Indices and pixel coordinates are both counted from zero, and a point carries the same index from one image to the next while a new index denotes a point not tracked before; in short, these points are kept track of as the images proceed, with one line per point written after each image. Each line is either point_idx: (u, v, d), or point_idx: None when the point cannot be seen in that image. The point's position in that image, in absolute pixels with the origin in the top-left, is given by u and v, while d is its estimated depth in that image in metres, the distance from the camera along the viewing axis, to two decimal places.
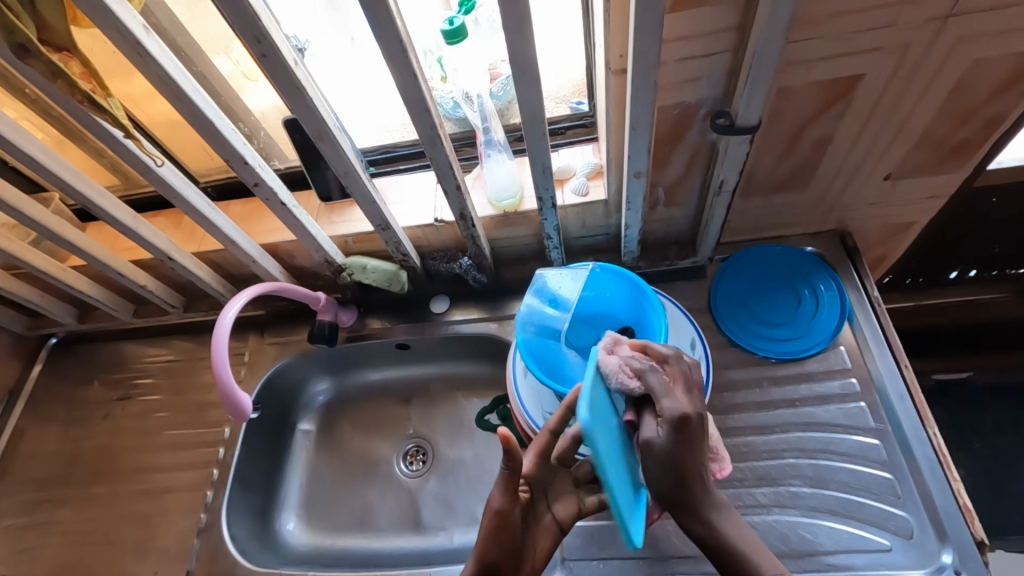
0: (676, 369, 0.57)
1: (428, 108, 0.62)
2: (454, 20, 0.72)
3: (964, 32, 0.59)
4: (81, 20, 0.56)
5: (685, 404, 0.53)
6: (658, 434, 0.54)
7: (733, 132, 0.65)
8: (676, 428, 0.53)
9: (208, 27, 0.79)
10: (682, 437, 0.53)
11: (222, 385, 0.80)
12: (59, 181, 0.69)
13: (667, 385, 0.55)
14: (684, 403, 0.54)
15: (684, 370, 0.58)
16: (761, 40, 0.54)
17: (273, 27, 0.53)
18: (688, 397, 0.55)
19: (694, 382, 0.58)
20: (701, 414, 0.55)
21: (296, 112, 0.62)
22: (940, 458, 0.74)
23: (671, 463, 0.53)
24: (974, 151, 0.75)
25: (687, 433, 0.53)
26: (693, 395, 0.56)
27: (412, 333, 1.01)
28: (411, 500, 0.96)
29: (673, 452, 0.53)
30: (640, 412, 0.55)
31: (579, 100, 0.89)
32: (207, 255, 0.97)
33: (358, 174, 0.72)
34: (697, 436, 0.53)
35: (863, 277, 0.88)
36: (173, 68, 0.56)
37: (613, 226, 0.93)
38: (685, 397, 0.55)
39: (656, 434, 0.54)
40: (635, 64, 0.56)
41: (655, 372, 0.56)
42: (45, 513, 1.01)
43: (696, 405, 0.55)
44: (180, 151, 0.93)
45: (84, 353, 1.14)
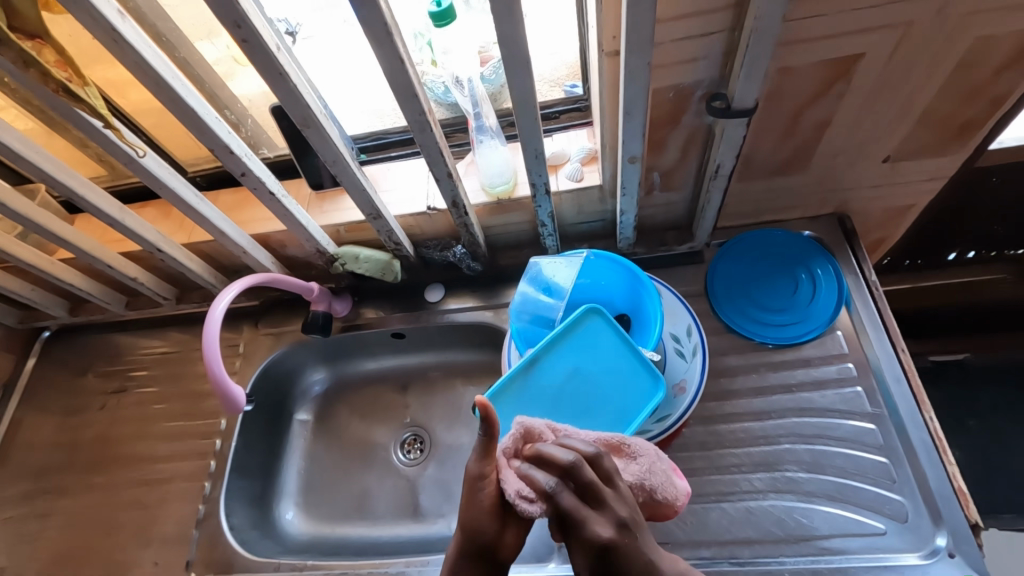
0: (582, 480, 0.46)
1: (416, 93, 0.61)
2: (443, 2, 0.70)
3: (967, 8, 0.57)
4: (54, 6, 0.54)
5: (604, 528, 0.45)
6: (582, 565, 0.46)
7: (729, 116, 0.64)
8: (598, 559, 0.45)
9: (190, 12, 0.76)
10: (608, 565, 0.45)
11: (215, 378, 0.79)
12: (41, 174, 0.68)
13: (578, 506, 0.46)
14: (602, 529, 0.45)
15: (590, 477, 0.46)
16: (758, 19, 0.52)
17: (253, 11, 0.51)
18: (604, 514, 0.46)
19: (612, 473, 0.48)
20: (625, 524, 0.46)
21: (281, 99, 0.60)
22: (936, 441, 0.74)
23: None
24: (976, 131, 0.73)
25: (611, 559, 0.45)
26: (609, 501, 0.46)
27: (407, 322, 1.01)
28: (409, 489, 0.96)
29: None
30: (565, 503, 0.46)
31: (573, 82, 0.87)
32: (198, 246, 0.95)
33: (347, 162, 0.70)
34: (628, 549, 0.45)
35: (861, 261, 0.87)
36: (152, 55, 0.54)
37: (609, 212, 0.92)
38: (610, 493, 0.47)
39: (582, 566, 0.46)
40: (629, 45, 0.54)
41: (562, 495, 0.46)
42: (43, 504, 1.01)
43: (615, 513, 0.46)
44: (166, 141, 0.91)
45: (78, 345, 1.13)
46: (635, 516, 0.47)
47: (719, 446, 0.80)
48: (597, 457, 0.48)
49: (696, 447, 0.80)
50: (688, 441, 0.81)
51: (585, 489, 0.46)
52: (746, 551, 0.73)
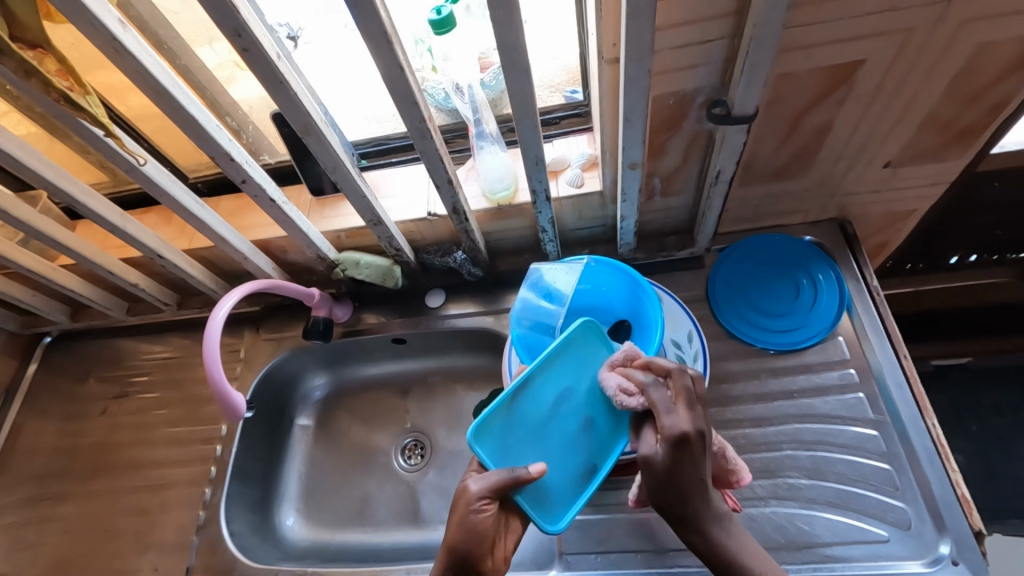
0: (678, 384, 0.57)
1: (416, 100, 0.61)
2: (442, 9, 0.70)
3: (967, 15, 0.57)
4: (55, 15, 0.54)
5: (685, 422, 0.54)
6: (657, 450, 0.55)
7: (730, 122, 0.64)
8: (674, 446, 0.53)
9: (191, 19, 0.76)
10: (681, 457, 0.54)
11: (215, 385, 0.79)
12: (42, 181, 0.68)
13: (667, 400, 0.56)
14: (683, 421, 0.54)
15: (687, 385, 0.57)
16: (758, 26, 0.52)
17: (253, 20, 0.51)
18: (690, 414, 0.55)
19: (702, 396, 0.58)
20: (702, 432, 0.54)
21: (282, 107, 0.61)
22: (939, 448, 0.74)
23: (672, 482, 0.55)
24: (977, 136, 0.73)
25: (683, 454, 0.54)
26: (698, 411, 0.55)
27: (407, 327, 1.01)
28: (409, 494, 0.96)
29: (672, 471, 0.54)
30: (657, 395, 0.57)
31: (573, 88, 0.87)
32: (198, 252, 0.96)
33: (347, 169, 0.70)
34: (697, 453, 0.54)
35: (863, 266, 0.87)
36: (152, 63, 0.55)
37: (609, 218, 0.92)
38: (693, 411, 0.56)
39: (657, 451, 0.55)
40: (629, 52, 0.54)
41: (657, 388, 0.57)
42: (44, 509, 1.01)
43: (698, 420, 0.55)
44: (167, 147, 0.92)
45: (79, 351, 1.13)
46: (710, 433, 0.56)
47: None
48: (695, 375, 0.59)
49: None
50: None
51: (677, 395, 0.57)
52: None
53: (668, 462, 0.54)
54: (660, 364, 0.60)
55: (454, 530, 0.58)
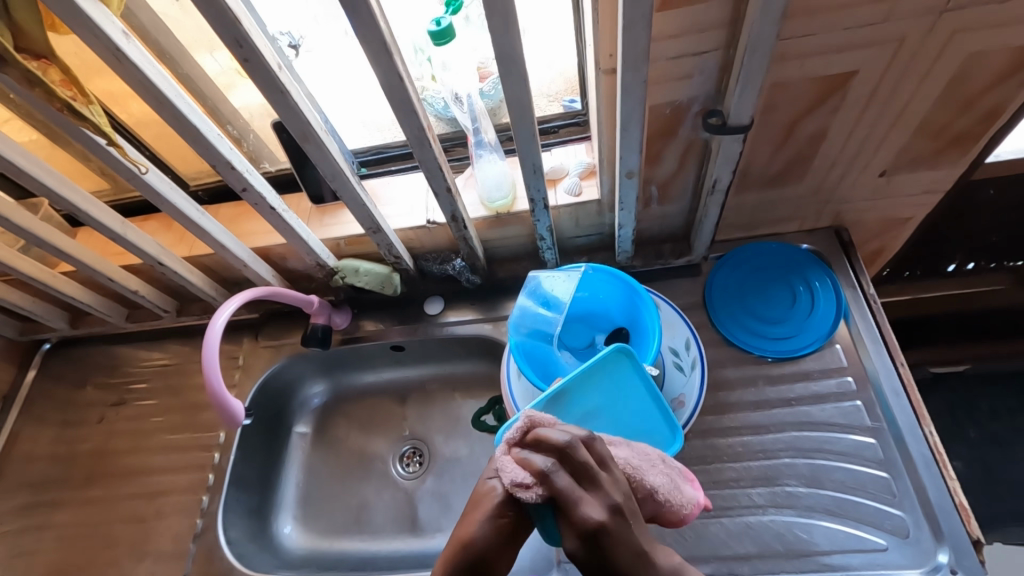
0: (577, 459, 0.48)
1: (415, 108, 0.62)
2: (442, 21, 0.71)
3: (958, 26, 0.58)
4: (59, 26, 0.55)
5: (597, 507, 0.46)
6: (575, 546, 0.46)
7: (725, 131, 0.65)
8: (588, 537, 0.46)
9: (194, 28, 0.77)
10: (600, 547, 0.45)
11: (214, 392, 0.79)
12: (43, 188, 0.68)
13: (572, 485, 0.47)
14: (595, 505, 0.46)
15: (586, 458, 0.48)
16: (752, 37, 0.53)
17: (255, 31, 0.52)
18: (597, 493, 0.47)
19: (607, 458, 0.50)
20: (616, 507, 0.47)
21: (283, 116, 0.61)
22: (936, 456, 0.74)
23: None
24: (970, 145, 0.74)
25: (603, 542, 0.45)
26: (603, 483, 0.47)
27: (406, 334, 1.01)
28: (407, 502, 0.96)
29: (599, 564, 0.45)
30: (559, 481, 0.47)
31: (571, 98, 0.88)
32: (198, 258, 0.96)
33: (346, 177, 0.71)
34: (620, 533, 0.46)
35: (859, 274, 0.88)
36: (155, 73, 0.55)
37: (607, 226, 0.92)
38: (603, 485, 0.47)
39: (574, 546, 0.46)
40: (625, 62, 0.55)
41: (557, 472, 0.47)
42: (41, 517, 1.01)
43: (608, 495, 0.47)
44: (169, 155, 0.92)
45: (78, 357, 1.13)
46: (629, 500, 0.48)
47: (719, 460, 0.80)
48: (592, 438, 0.50)
49: (695, 461, 0.80)
50: (686, 454, 0.80)
51: (580, 470, 0.48)
52: (746, 567, 0.72)
53: (590, 555, 0.45)
54: (550, 436, 0.50)
55: (472, 527, 0.49)
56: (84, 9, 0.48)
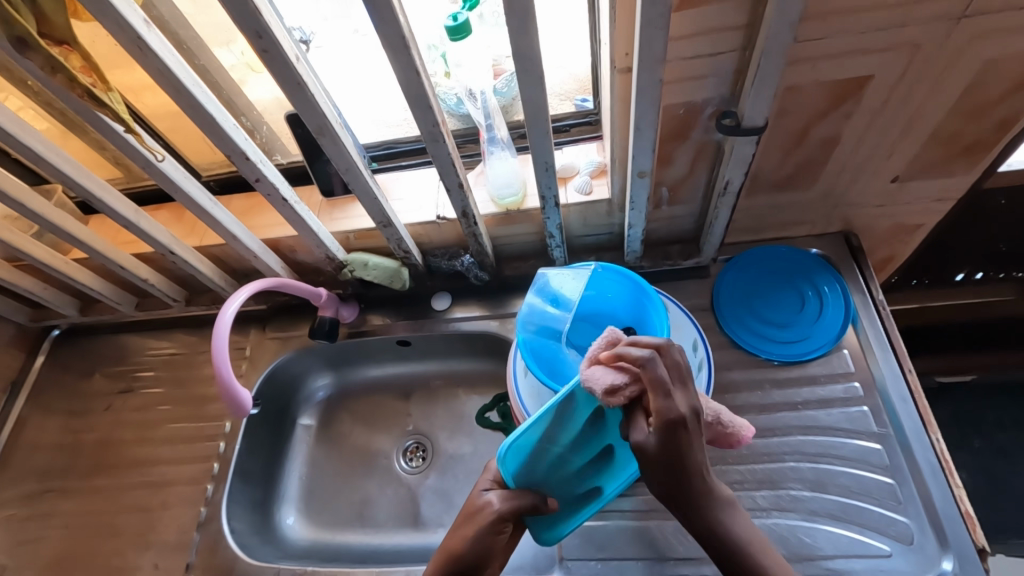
0: (669, 361, 0.51)
1: (429, 103, 0.62)
2: (458, 16, 0.72)
3: (976, 33, 0.58)
4: (81, 13, 0.55)
5: (682, 404, 0.49)
6: (648, 439, 0.50)
7: (738, 133, 0.64)
8: (666, 429, 0.49)
9: (209, 19, 0.78)
10: (676, 440, 0.49)
11: (223, 380, 0.80)
12: (60, 176, 0.69)
13: (663, 379, 0.50)
14: (680, 402, 0.50)
15: (680, 361, 0.51)
16: (768, 39, 0.53)
17: (274, 22, 0.53)
18: (683, 394, 0.50)
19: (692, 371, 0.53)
20: (695, 411, 0.50)
21: (299, 108, 0.62)
22: (942, 463, 0.74)
23: (668, 469, 0.50)
24: (984, 153, 0.74)
25: (684, 434, 0.49)
26: (690, 387, 0.51)
27: (412, 330, 1.01)
28: (409, 496, 0.96)
29: (668, 458, 0.50)
30: (658, 372, 0.50)
31: (583, 96, 0.88)
32: (208, 249, 0.97)
33: (359, 170, 0.71)
34: (694, 434, 0.50)
35: (868, 279, 0.88)
36: (174, 62, 0.56)
37: (616, 225, 0.92)
38: (688, 391, 0.51)
39: (647, 437, 0.50)
40: (641, 61, 0.55)
41: (655, 364, 0.50)
42: (46, 503, 1.01)
43: (691, 399, 0.51)
44: (183, 146, 0.93)
45: (87, 345, 1.14)
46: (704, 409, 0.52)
47: (723, 462, 0.79)
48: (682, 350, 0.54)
49: None
50: None
51: (671, 372, 0.51)
52: None
53: (661, 448, 0.50)
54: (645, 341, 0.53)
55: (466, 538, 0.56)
56: None
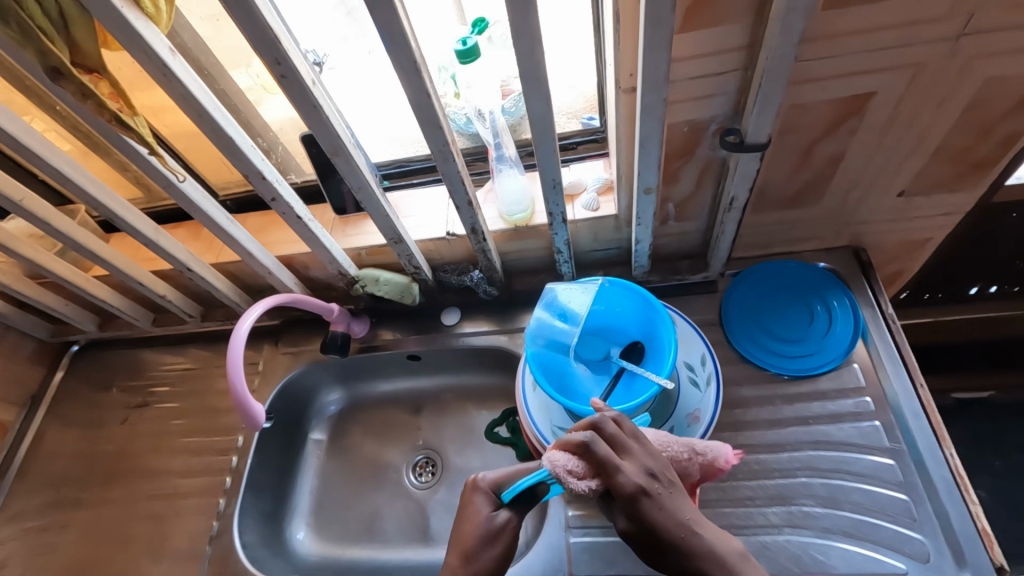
0: (607, 433, 0.54)
1: (440, 124, 0.64)
2: (468, 40, 0.74)
3: (977, 50, 0.58)
4: (111, 43, 0.58)
5: (634, 473, 0.51)
6: (625, 522, 0.51)
7: (743, 150, 0.66)
8: (631, 503, 0.50)
9: (227, 43, 0.80)
10: (648, 506, 0.50)
11: (237, 395, 0.81)
12: (85, 196, 0.72)
13: (607, 456, 0.52)
14: (632, 471, 0.51)
15: (615, 431, 0.54)
16: (770, 59, 0.55)
17: (291, 48, 0.55)
18: (633, 462, 0.52)
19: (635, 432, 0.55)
20: (653, 473, 0.52)
21: (314, 130, 0.64)
22: (958, 480, 0.73)
23: (653, 546, 0.50)
24: (990, 168, 0.74)
25: (650, 502, 0.50)
26: (635, 452, 0.53)
27: (422, 345, 1.02)
28: (419, 511, 0.96)
29: (645, 530, 0.50)
30: (601, 450, 0.52)
31: (590, 115, 0.90)
32: (224, 266, 0.99)
33: (372, 189, 0.73)
34: (661, 496, 0.51)
35: (877, 294, 0.87)
36: (197, 89, 0.59)
37: (624, 241, 0.93)
38: (636, 459, 0.53)
39: (623, 521, 0.51)
40: (645, 82, 0.56)
41: (592, 444, 0.52)
42: (62, 515, 1.03)
43: (642, 463, 0.53)
44: (201, 166, 0.96)
45: (104, 360, 1.17)
46: (664, 468, 0.54)
47: (734, 478, 0.79)
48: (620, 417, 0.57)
49: (710, 478, 0.79)
50: None
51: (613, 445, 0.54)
52: None
53: (636, 523, 0.50)
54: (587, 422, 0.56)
55: None
56: (135, 26, 0.51)
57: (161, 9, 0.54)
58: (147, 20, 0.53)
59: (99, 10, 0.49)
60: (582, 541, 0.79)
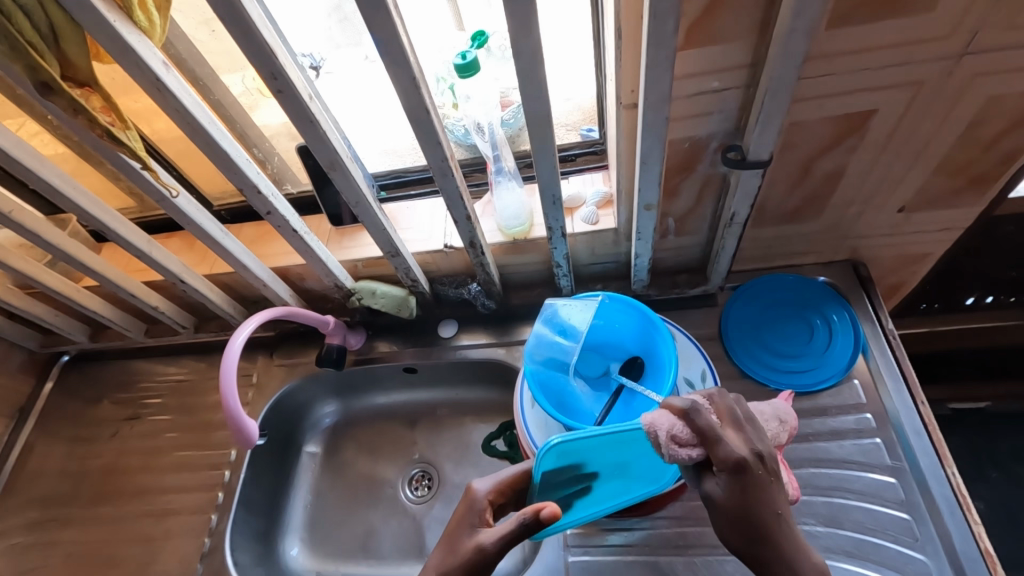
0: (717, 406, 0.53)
1: (439, 139, 0.63)
2: (467, 55, 0.74)
3: (977, 70, 0.58)
4: (103, 56, 0.57)
5: (741, 446, 0.50)
6: (718, 490, 0.50)
7: (744, 167, 0.65)
8: (733, 475, 0.49)
9: (222, 49, 0.79)
10: (753, 481, 0.49)
11: (230, 412, 0.80)
12: (75, 208, 0.71)
13: (713, 426, 0.50)
14: (738, 445, 0.50)
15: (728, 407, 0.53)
16: (772, 78, 0.54)
17: (287, 63, 0.54)
18: (740, 437, 0.51)
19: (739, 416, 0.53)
20: (758, 453, 0.50)
21: (311, 145, 0.63)
22: (960, 499, 0.72)
23: (740, 521, 0.49)
24: (989, 185, 0.74)
25: (744, 479, 0.49)
26: (746, 430, 0.51)
27: (418, 357, 1.01)
28: (414, 526, 0.95)
29: (738, 507, 0.49)
30: (704, 421, 0.50)
31: (589, 127, 0.89)
32: (218, 277, 0.98)
33: (369, 204, 0.73)
34: (762, 478, 0.49)
35: (878, 309, 0.87)
36: (191, 102, 0.58)
37: (623, 254, 0.93)
38: (738, 438, 0.51)
39: (715, 489, 0.50)
40: (646, 100, 0.56)
41: (701, 413, 0.50)
42: (52, 530, 1.01)
43: (750, 444, 0.51)
44: (195, 177, 0.95)
45: (95, 372, 1.15)
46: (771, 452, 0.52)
47: None
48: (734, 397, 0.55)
49: None
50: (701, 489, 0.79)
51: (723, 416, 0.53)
52: None
53: (730, 498, 0.49)
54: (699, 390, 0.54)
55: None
56: (128, 41, 0.50)
57: (155, 23, 0.53)
58: (139, 35, 0.52)
59: (90, 23, 0.48)
60: (583, 561, 0.77)
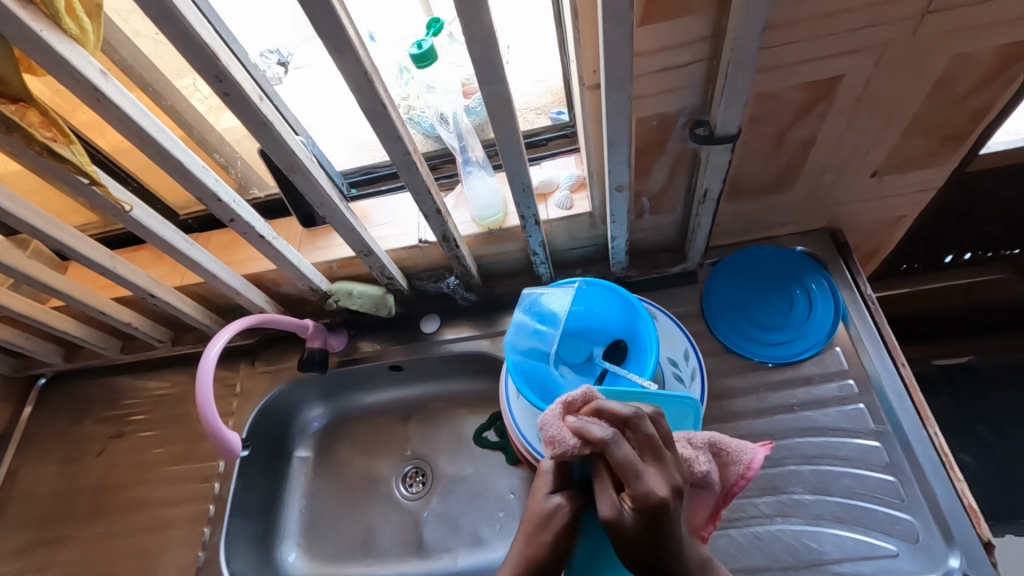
0: (638, 434, 0.49)
1: (399, 133, 0.61)
2: (423, 43, 0.72)
3: (938, 29, 0.57)
4: (36, 68, 0.54)
5: (660, 484, 0.46)
6: (628, 518, 0.45)
7: (713, 142, 0.64)
8: (650, 512, 0.45)
9: (169, 52, 0.75)
10: (659, 524, 0.45)
11: (209, 427, 0.79)
12: (30, 229, 0.68)
13: (632, 460, 0.47)
14: (658, 479, 0.46)
15: (652, 432, 0.49)
16: (735, 49, 0.53)
17: (231, 63, 0.52)
18: (661, 469, 0.47)
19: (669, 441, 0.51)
20: (678, 487, 0.47)
21: (268, 149, 0.61)
22: (942, 458, 0.73)
23: (645, 547, 0.46)
24: (959, 143, 0.74)
25: (658, 515, 0.45)
26: (665, 462, 0.48)
27: (403, 354, 1.00)
28: (412, 523, 0.95)
29: (649, 536, 0.45)
30: (622, 451, 0.47)
31: (558, 109, 0.87)
32: (190, 288, 0.96)
33: (335, 204, 0.71)
34: (676, 513, 0.46)
35: (855, 274, 0.87)
36: (137, 111, 0.55)
37: (600, 237, 0.92)
38: (656, 474, 0.47)
39: (625, 519, 0.46)
40: (608, 79, 0.54)
41: (619, 443, 0.48)
42: (44, 556, 1.00)
43: (670, 475, 0.47)
44: (157, 186, 0.92)
45: (74, 392, 1.12)
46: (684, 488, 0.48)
47: None
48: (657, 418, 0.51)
49: None
50: None
51: (640, 447, 0.49)
52: None
53: (641, 530, 0.45)
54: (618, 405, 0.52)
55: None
56: (58, 50, 0.48)
57: (88, 29, 0.50)
58: (71, 43, 0.49)
59: (15, 35, 0.45)
60: None
